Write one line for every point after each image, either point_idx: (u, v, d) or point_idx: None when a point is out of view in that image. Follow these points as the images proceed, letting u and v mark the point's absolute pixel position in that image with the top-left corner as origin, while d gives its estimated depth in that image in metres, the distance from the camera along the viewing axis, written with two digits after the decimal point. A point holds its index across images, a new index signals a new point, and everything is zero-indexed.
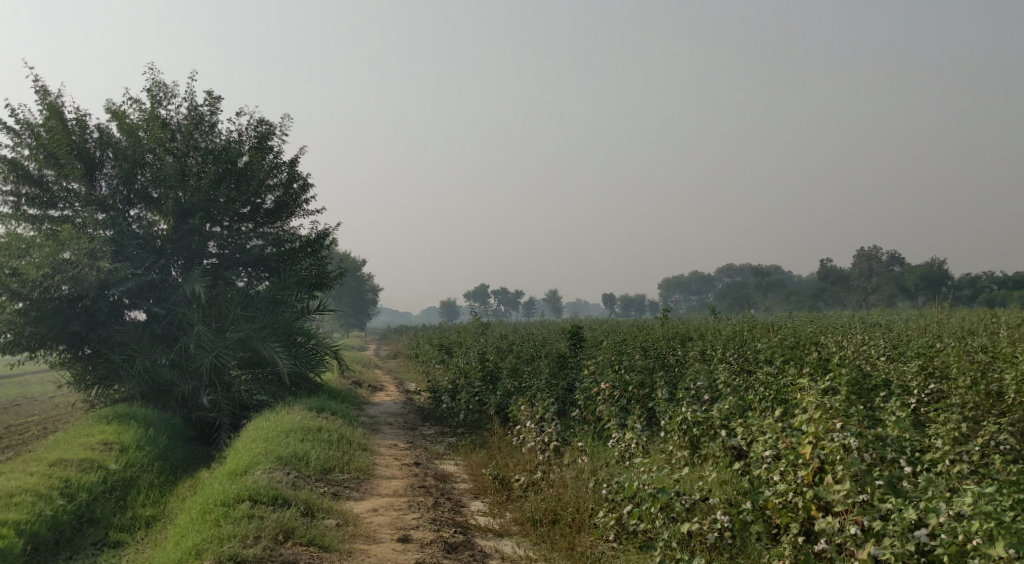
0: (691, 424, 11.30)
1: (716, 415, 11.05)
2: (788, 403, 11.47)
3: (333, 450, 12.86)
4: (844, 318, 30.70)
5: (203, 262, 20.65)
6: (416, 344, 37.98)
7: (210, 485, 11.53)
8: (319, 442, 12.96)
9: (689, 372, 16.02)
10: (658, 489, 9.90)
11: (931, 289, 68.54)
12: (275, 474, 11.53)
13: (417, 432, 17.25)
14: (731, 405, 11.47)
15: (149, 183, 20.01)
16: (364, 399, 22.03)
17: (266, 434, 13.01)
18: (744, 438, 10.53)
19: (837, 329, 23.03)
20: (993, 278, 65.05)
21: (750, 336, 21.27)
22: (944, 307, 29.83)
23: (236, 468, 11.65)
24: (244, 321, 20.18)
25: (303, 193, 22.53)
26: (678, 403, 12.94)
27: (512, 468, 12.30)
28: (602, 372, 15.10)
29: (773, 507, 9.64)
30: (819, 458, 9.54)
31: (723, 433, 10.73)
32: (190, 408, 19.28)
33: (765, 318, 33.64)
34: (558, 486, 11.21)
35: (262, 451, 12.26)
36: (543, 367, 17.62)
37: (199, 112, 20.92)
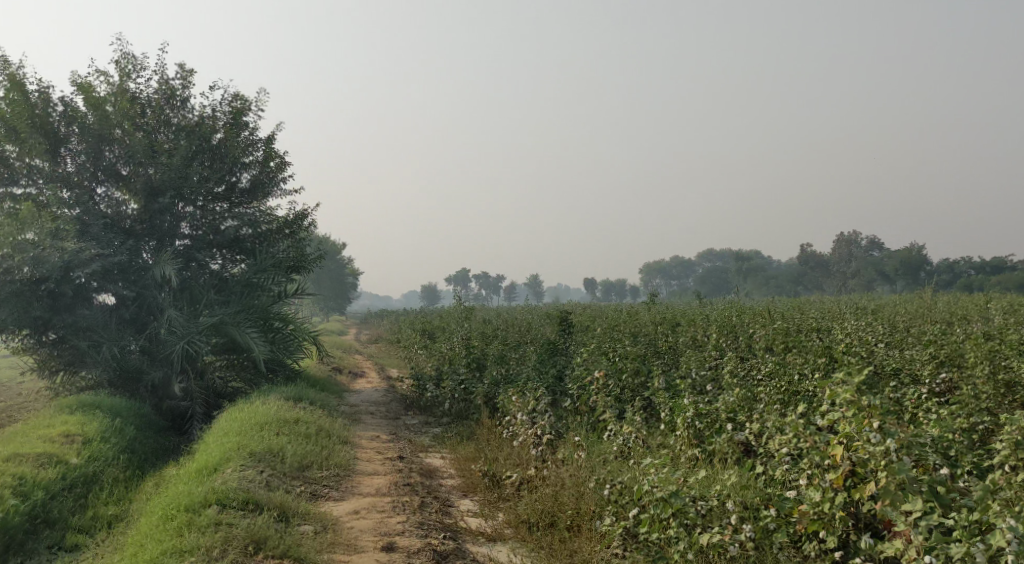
0: (696, 419, 10.63)
1: (722, 409, 10.48)
2: (799, 394, 10.79)
3: (310, 444, 12.05)
4: (832, 304, 30.15)
5: (175, 242, 19.75)
6: (398, 329, 37.22)
7: (178, 484, 10.78)
8: (296, 436, 12.15)
9: (685, 360, 15.32)
10: (670, 493, 9.21)
11: (911, 274, 68.52)
12: (247, 473, 10.75)
13: (400, 422, 16.50)
14: (738, 397, 10.77)
15: (117, 160, 19.18)
16: (344, 387, 21.22)
17: (239, 428, 12.19)
18: (753, 432, 10.09)
19: (827, 315, 22.55)
20: (972, 262, 65.13)
21: (742, 321, 20.73)
22: (931, 293, 29.43)
23: (208, 466, 10.92)
24: (216, 306, 19.46)
25: (281, 173, 21.62)
26: (677, 394, 12.28)
27: (505, 463, 11.56)
28: (596, 360, 14.38)
29: (805, 516, 8.94)
30: (850, 462, 8.90)
31: (730, 428, 10.20)
32: (161, 396, 18.44)
33: (751, 303, 33.04)
34: (556, 486, 10.47)
35: (235, 447, 11.47)
36: (531, 354, 16.94)
37: (170, 86, 19.96)
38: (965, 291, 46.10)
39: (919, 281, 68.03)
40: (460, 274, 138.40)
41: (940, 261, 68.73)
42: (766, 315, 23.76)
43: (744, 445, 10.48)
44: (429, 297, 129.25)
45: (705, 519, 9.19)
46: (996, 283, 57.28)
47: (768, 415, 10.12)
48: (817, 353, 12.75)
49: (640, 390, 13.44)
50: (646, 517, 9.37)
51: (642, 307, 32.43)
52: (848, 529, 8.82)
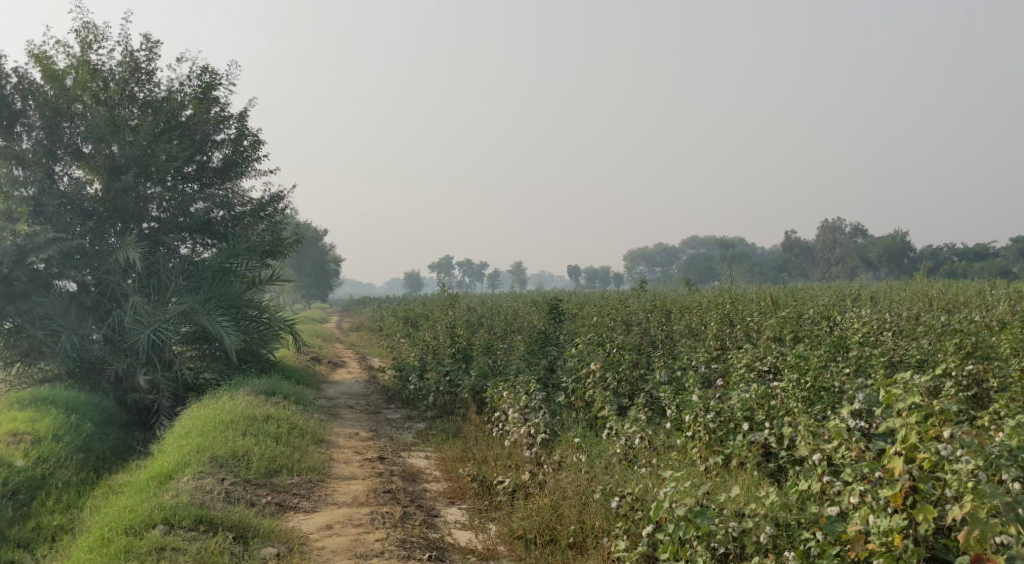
0: (709, 418, 9.78)
1: (738, 406, 9.65)
2: (825, 392, 9.77)
3: (280, 445, 10.98)
4: (824, 291, 29.31)
5: (140, 225, 18.54)
6: (381, 316, 36.16)
7: (127, 493, 9.78)
8: (263, 436, 11.08)
9: (687, 352, 14.36)
10: (695, 512, 8.29)
11: (895, 261, 67.99)
12: (205, 483, 9.70)
13: (381, 417, 15.45)
14: (755, 394, 9.81)
15: (78, 136, 17.96)
16: (323, 378, 20.13)
17: (201, 428, 11.10)
18: (772, 434, 9.35)
19: (823, 302, 21.66)
20: (955, 249, 64.72)
21: (738, 309, 19.79)
22: (923, 278, 28.65)
23: (162, 471, 9.92)
24: (187, 293, 18.09)
25: (255, 152, 20.46)
26: (682, 389, 11.30)
27: (498, 468, 10.53)
28: (592, 351, 13.41)
29: (860, 541, 7.92)
30: (911, 476, 7.98)
31: (746, 427, 9.46)
32: (125, 389, 17.31)
33: (741, 290, 32.20)
34: (554, 494, 9.46)
35: (196, 451, 10.44)
36: (521, 345, 15.94)
37: (135, 58, 18.78)
38: (953, 277, 45.56)
39: (903, 268, 67.57)
40: (443, 261, 137.56)
41: (925, 247, 68.30)
42: (761, 302, 22.87)
43: (763, 449, 9.50)
44: (413, 284, 128.21)
45: (718, 530, 8.24)
46: (978, 270, 56.78)
47: (797, 417, 9.20)
48: (833, 344, 11.78)
49: (642, 384, 12.45)
50: (659, 536, 8.42)
51: (630, 295, 31.54)
52: (918, 559, 7.75)
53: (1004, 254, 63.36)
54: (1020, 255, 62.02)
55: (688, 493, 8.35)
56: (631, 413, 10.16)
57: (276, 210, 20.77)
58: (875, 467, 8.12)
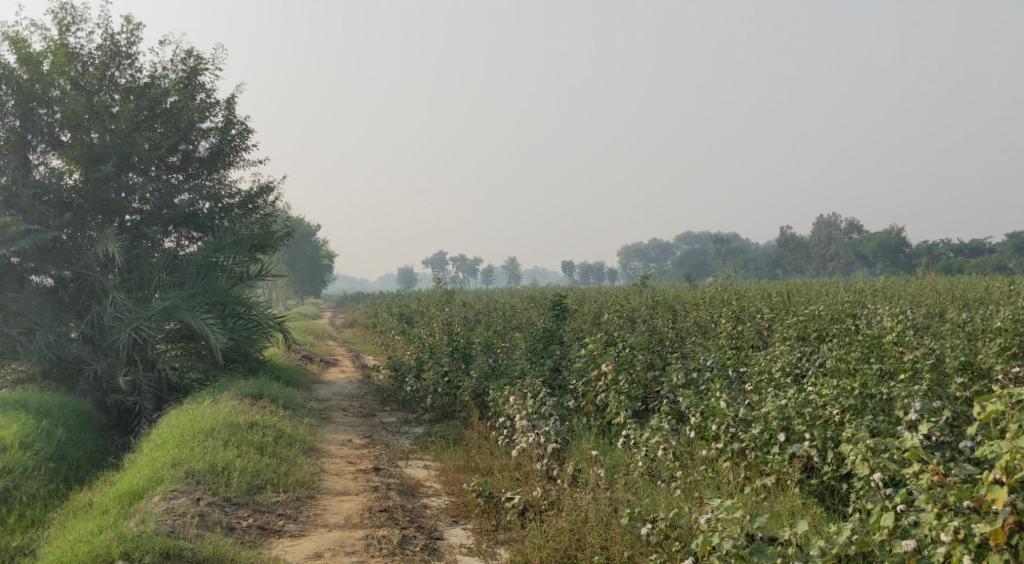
0: (741, 428, 9.11)
1: (772, 413, 8.88)
2: (871, 399, 8.92)
3: (266, 457, 10.11)
4: (828, 286, 28.54)
5: (121, 218, 17.49)
6: (375, 312, 35.20)
7: (91, 514, 8.97)
8: (247, 448, 10.19)
9: (701, 353, 13.48)
10: (752, 549, 7.45)
11: (890, 256, 67.38)
12: (178, 505, 8.86)
13: (375, 420, 14.55)
14: (795, 405, 8.98)
15: (56, 123, 17.05)
16: (314, 379, 19.20)
17: (178, 438, 10.22)
18: (811, 447, 8.63)
19: (834, 298, 20.83)
20: (951, 245, 64.18)
21: (744, 306, 18.95)
22: (927, 274, 27.89)
23: (131, 490, 9.12)
24: (171, 289, 17.13)
25: (243, 141, 19.55)
26: (703, 394, 10.43)
27: (506, 483, 9.65)
28: (602, 350, 12.51)
29: None
30: (1014, 507, 7.16)
31: (784, 438, 8.74)
32: (104, 390, 16.39)
33: (739, 287, 31.39)
34: (572, 515, 8.58)
35: (171, 465, 9.59)
36: (523, 344, 15.05)
37: (115, 41, 17.93)
38: (949, 274, 44.77)
39: (898, 264, 66.98)
40: (437, 257, 136.68)
41: (920, 242, 67.75)
42: (768, 298, 22.04)
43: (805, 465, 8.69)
44: (407, 280, 127.31)
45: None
46: (975, 266, 56.16)
47: (848, 432, 8.43)
48: (865, 344, 10.91)
49: (658, 387, 11.57)
50: None
51: (628, 291, 30.69)
52: None
53: (1001, 249, 62.79)
54: (1017, 250, 61.47)
55: (737, 517, 7.51)
56: (655, 425, 9.42)
57: (264, 202, 19.84)
58: (964, 497, 7.31)
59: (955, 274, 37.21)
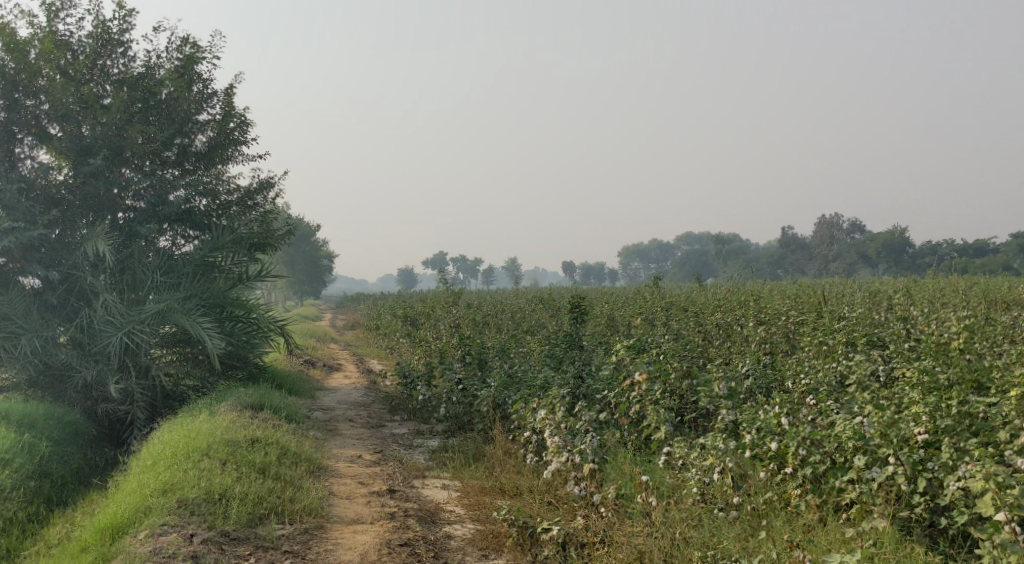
0: (815, 451, 8.48)
1: (851, 434, 8.28)
2: (970, 419, 8.33)
3: (264, 482, 9.17)
4: (843, 286, 27.55)
5: (113, 215, 16.50)
6: (377, 313, 34.18)
7: (68, 553, 8.24)
8: (245, 473, 9.23)
9: (738, 360, 12.46)
10: None
11: (893, 257, 66.46)
12: (166, 545, 8.06)
13: (385, 432, 13.55)
14: (876, 427, 8.31)
15: (43, 115, 16.06)
16: (316, 385, 18.16)
17: (168, 458, 9.31)
18: (902, 473, 8.00)
19: (858, 299, 19.84)
20: (955, 244, 63.24)
21: (768, 310, 17.96)
22: (942, 274, 26.91)
23: (114, 524, 8.39)
24: (166, 290, 16.15)
25: (243, 134, 18.56)
26: (753, 408, 9.46)
27: (544, 519, 8.84)
28: (635, 357, 11.50)
29: None
30: None
31: (861, 463, 8.14)
32: (94, 399, 15.41)
33: (750, 288, 30.34)
34: (626, 553, 8.22)
35: (160, 494, 8.73)
36: (544, 352, 14.07)
37: (107, 27, 16.95)
38: (954, 273, 43.69)
39: (902, 264, 66.03)
40: (437, 258, 135.96)
41: (925, 242, 66.85)
42: (789, 300, 21.06)
43: (891, 491, 8.09)
44: (407, 281, 126.31)
45: None
46: (981, 266, 55.21)
47: (947, 460, 7.94)
48: (929, 351, 9.92)
49: (699, 397, 10.57)
50: None
51: (639, 293, 29.65)
52: None
53: (1005, 249, 61.84)
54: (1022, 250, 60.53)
55: None
56: (718, 445, 8.87)
57: (265, 199, 18.84)
58: None
59: (961, 274, 36.16)
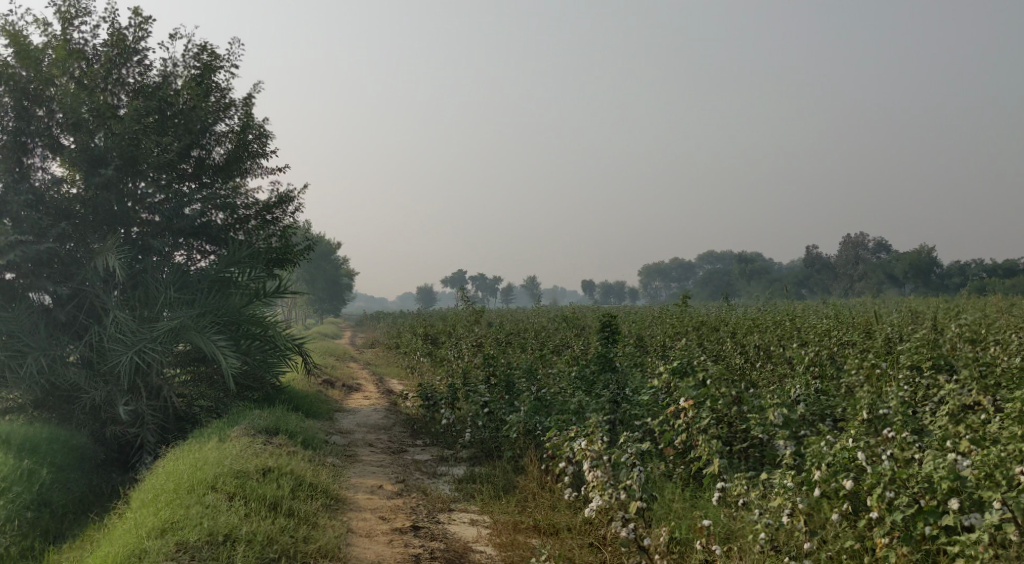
0: (903, 493, 7.85)
1: (947, 472, 7.69)
2: None
3: (270, 521, 8.51)
4: (876, 306, 26.52)
5: (126, 229, 15.81)
6: (397, 332, 33.44)
7: None
8: (253, 510, 8.63)
9: (788, 385, 11.57)
10: None
11: (920, 277, 65.13)
12: None
13: (407, 458, 12.74)
14: (976, 468, 7.76)
15: (55, 124, 15.45)
16: (334, 407, 17.36)
17: (170, 495, 8.77)
18: (1013, 518, 7.47)
19: (900, 319, 18.89)
20: (984, 264, 61.86)
21: (806, 333, 17.05)
22: (980, 295, 25.83)
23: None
24: (180, 306, 15.38)
25: (262, 146, 17.92)
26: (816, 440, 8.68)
27: None
28: (679, 381, 10.62)
29: None
30: None
31: (958, 507, 7.63)
32: (103, 421, 14.72)
33: (781, 308, 29.32)
34: None
35: (158, 535, 8.18)
36: (574, 375, 13.25)
37: (122, 35, 16.39)
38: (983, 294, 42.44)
39: (929, 283, 64.74)
40: (457, 277, 135.42)
41: (953, 261, 65.49)
42: (826, 320, 20.11)
43: (1000, 541, 7.51)
44: (426, 299, 125.74)
45: None
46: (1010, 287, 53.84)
47: None
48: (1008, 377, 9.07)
49: (749, 426, 9.76)
50: None
51: (666, 312, 28.71)
52: None
53: None
54: None
55: None
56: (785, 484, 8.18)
57: (284, 213, 18.14)
58: None
59: (994, 293, 34.99)
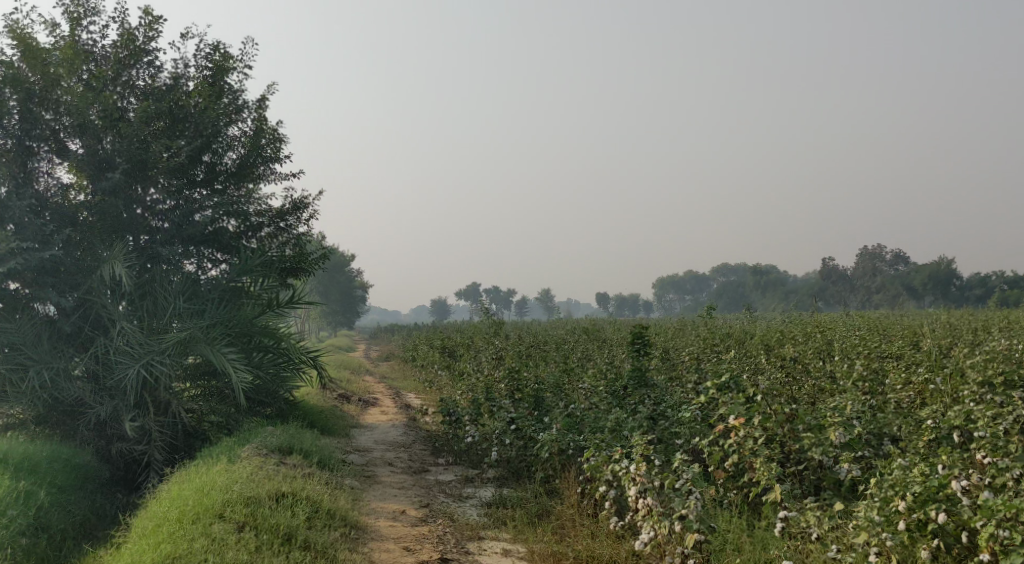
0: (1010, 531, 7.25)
1: None
2: None
3: (281, 555, 7.85)
4: (904, 318, 25.68)
5: (135, 236, 15.16)
6: (412, 344, 32.71)
7: None
8: (263, 544, 7.98)
9: (840, 401, 10.75)
10: None
11: (939, 289, 64.12)
12: None
13: (429, 478, 11.99)
14: None
15: (61, 128, 14.79)
16: (350, 423, 16.63)
17: (169, 527, 8.15)
18: None
19: (938, 332, 18.06)
20: (1004, 276, 60.86)
21: (843, 347, 16.24)
22: (1010, 307, 25.02)
23: None
24: (190, 317, 14.66)
25: (276, 150, 17.23)
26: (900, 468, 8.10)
27: None
28: (726, 397, 9.80)
29: None
30: None
31: None
32: (110, 437, 14.04)
33: (805, 320, 28.44)
34: None
35: None
36: (606, 391, 12.47)
37: (132, 36, 15.72)
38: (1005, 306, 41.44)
39: (948, 295, 63.64)
40: (469, 289, 134.74)
41: (975, 273, 64.33)
42: (858, 332, 19.31)
43: None
44: (439, 311, 125.10)
45: None
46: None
47: None
48: None
49: (804, 447, 8.99)
50: None
51: (689, 324, 27.85)
52: None
53: None
54: None
55: None
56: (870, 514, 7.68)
57: (298, 220, 17.44)
58: None
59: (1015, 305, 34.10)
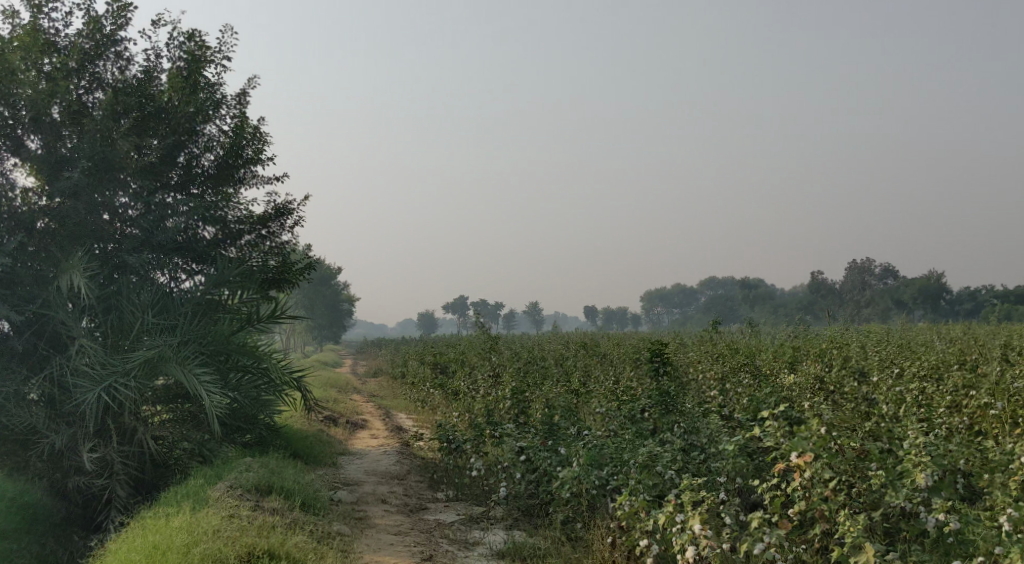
0: None
1: None
2: None
3: None
4: (917, 333, 24.46)
5: (99, 244, 13.50)
6: (402, 359, 31.23)
7: None
8: None
9: (904, 431, 9.34)
10: None
11: (928, 303, 62.96)
12: None
13: (427, 517, 10.56)
14: None
15: (18, 125, 13.24)
16: (337, 450, 15.16)
17: None
18: None
19: (968, 348, 16.76)
20: (997, 291, 60.02)
21: (874, 366, 14.90)
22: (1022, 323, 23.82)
23: None
24: (160, 334, 13.12)
25: (258, 149, 15.72)
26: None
27: None
28: (779, 430, 8.38)
29: None
30: None
31: None
32: (66, 470, 12.56)
33: (810, 334, 27.17)
34: None
35: None
36: (628, 418, 11.04)
37: (99, 24, 14.17)
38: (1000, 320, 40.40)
39: (939, 310, 62.58)
40: (457, 302, 133.35)
41: (967, 288, 63.45)
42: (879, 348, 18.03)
43: None
44: (427, 325, 123.55)
45: None
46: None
47: None
48: None
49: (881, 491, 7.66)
50: None
51: (692, 340, 26.43)
52: None
53: None
54: None
55: None
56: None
57: (281, 227, 15.91)
58: None
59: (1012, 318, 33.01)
